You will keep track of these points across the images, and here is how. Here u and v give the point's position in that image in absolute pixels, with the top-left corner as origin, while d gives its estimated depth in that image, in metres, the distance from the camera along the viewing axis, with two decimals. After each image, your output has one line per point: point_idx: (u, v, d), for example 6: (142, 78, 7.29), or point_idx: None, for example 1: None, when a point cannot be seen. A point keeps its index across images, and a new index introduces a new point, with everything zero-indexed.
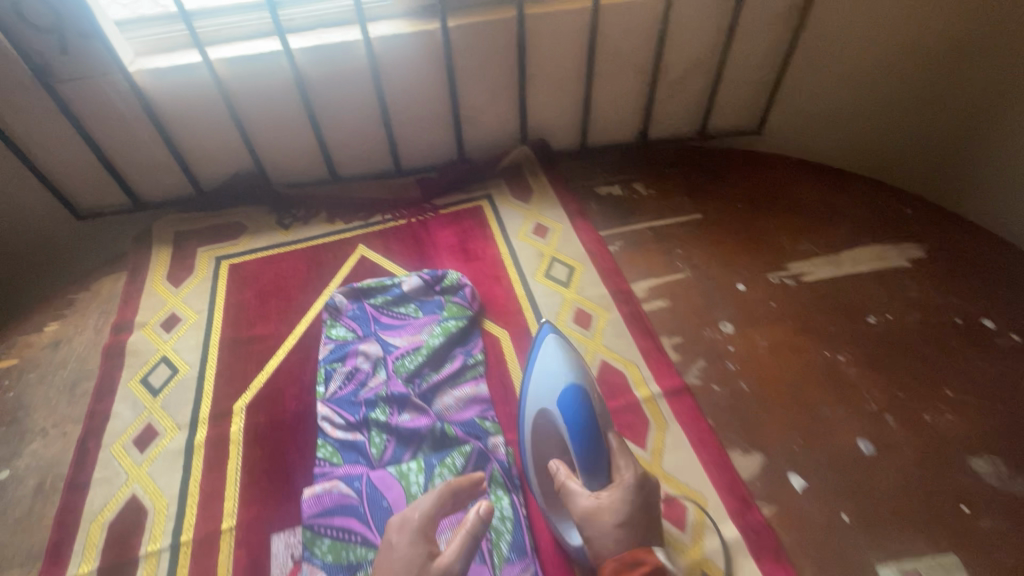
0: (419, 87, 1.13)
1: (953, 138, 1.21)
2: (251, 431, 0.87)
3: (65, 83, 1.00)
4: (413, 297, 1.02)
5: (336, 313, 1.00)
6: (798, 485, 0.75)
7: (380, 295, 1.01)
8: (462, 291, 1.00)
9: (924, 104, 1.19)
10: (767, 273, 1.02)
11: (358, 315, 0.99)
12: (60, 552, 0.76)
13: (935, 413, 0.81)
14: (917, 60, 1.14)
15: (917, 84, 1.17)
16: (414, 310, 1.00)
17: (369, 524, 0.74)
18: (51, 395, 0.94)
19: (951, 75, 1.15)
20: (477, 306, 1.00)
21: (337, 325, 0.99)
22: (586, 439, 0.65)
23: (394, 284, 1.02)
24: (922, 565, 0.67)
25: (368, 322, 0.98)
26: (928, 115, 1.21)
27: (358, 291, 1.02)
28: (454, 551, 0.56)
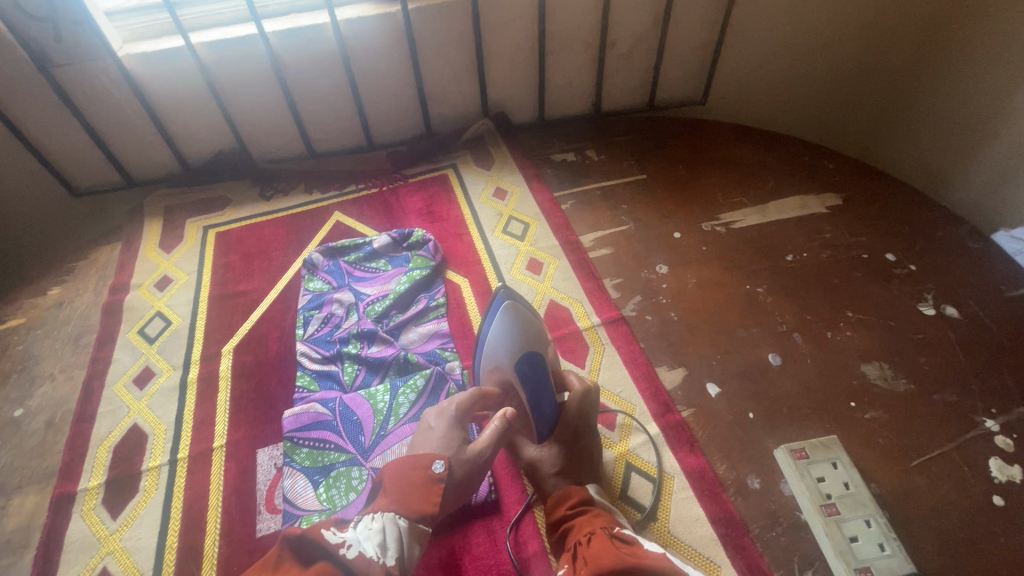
0: (385, 66, 1.23)
1: (881, 103, 1.31)
2: (238, 368, 0.98)
3: (60, 68, 1.09)
4: (383, 253, 1.12)
5: (314, 269, 1.11)
6: (713, 392, 0.88)
7: (352, 253, 1.12)
8: (427, 246, 1.11)
9: (853, 75, 1.29)
10: (700, 222, 1.14)
11: (332, 270, 1.10)
12: (72, 471, 0.87)
13: (836, 331, 0.93)
14: (844, 35, 1.22)
15: (850, 53, 1.25)
16: (383, 264, 1.10)
17: (341, 434, 0.86)
18: (58, 346, 1.05)
19: (876, 47, 1.23)
20: (440, 258, 1.12)
21: (315, 279, 1.09)
22: (538, 390, 0.76)
23: (366, 243, 1.12)
24: (809, 444, 0.80)
25: (342, 275, 1.09)
26: (858, 84, 1.30)
27: (333, 250, 1.12)
28: (483, 441, 0.70)
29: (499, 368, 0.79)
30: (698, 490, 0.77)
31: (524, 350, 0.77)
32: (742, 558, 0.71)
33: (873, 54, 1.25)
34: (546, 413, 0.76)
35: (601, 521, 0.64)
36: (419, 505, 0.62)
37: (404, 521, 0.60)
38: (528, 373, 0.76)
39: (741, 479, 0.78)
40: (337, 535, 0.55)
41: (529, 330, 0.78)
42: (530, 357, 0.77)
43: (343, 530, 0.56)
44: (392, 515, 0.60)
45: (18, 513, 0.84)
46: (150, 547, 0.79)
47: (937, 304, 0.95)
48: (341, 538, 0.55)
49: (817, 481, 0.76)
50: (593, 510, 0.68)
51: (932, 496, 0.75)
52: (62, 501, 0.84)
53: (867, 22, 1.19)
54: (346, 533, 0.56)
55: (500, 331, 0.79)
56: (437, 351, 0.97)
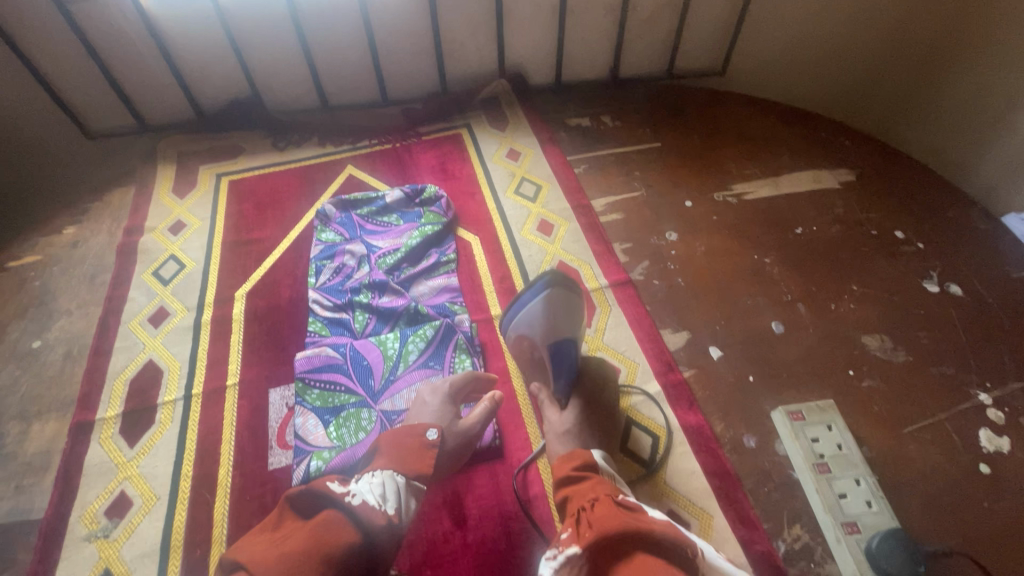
0: (404, 19, 1.22)
1: (899, 86, 1.28)
2: (251, 312, 1.00)
3: (76, 4, 1.08)
4: (395, 208, 1.13)
5: (326, 221, 1.11)
6: (715, 354, 0.90)
7: (365, 207, 1.12)
8: (440, 202, 1.12)
9: (874, 56, 1.26)
10: (712, 193, 1.14)
11: (345, 222, 1.10)
12: (90, 401, 0.89)
13: (840, 303, 0.95)
14: (867, 13, 1.20)
15: (870, 34, 1.23)
16: (395, 219, 1.11)
17: (351, 377, 0.88)
18: (74, 283, 1.07)
19: (898, 25, 1.20)
20: (452, 215, 1.12)
21: (327, 230, 1.10)
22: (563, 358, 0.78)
23: (378, 197, 1.12)
24: (806, 407, 0.82)
25: (354, 228, 1.10)
26: (879, 64, 1.27)
27: (346, 203, 1.12)
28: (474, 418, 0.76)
29: (531, 336, 0.80)
30: (695, 445, 0.80)
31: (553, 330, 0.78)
32: (734, 510, 0.74)
33: (893, 34, 1.22)
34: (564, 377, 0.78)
35: (603, 487, 0.62)
36: (417, 466, 0.64)
37: (401, 478, 0.61)
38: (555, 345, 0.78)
39: (738, 437, 0.81)
40: (341, 487, 0.57)
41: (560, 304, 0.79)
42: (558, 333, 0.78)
43: (345, 484, 0.58)
44: (390, 472, 0.62)
45: (38, 438, 0.87)
46: (166, 474, 0.82)
47: (941, 282, 0.96)
48: (345, 489, 0.57)
49: (811, 442, 0.79)
50: (594, 476, 0.65)
51: (920, 462, 0.77)
52: (81, 428, 0.87)
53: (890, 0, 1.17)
54: (349, 485, 0.58)
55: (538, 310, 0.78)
56: (448, 304, 0.98)
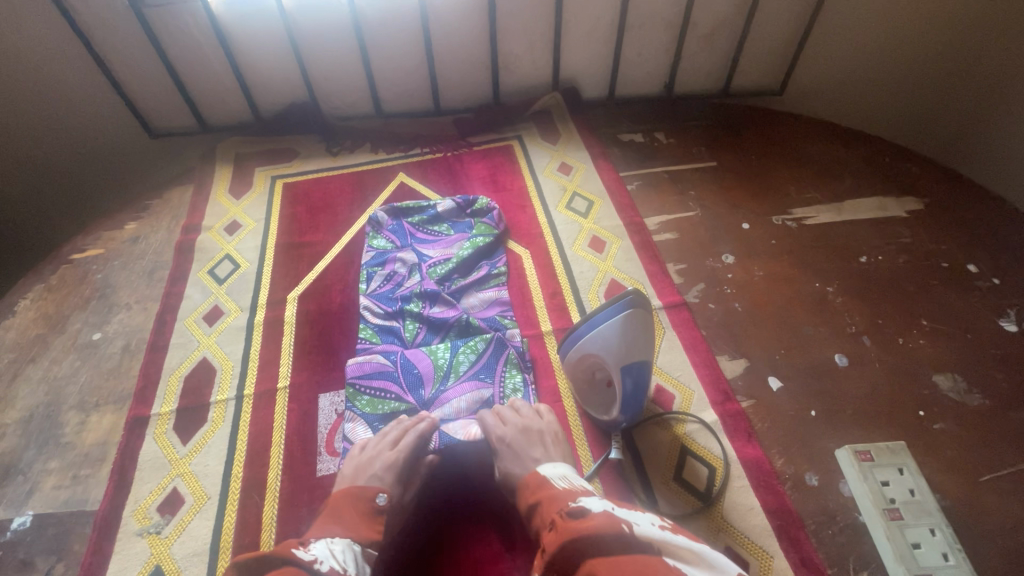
0: (462, 30, 1.23)
1: (968, 111, 1.22)
2: (302, 315, 1.01)
3: (152, 8, 1.12)
4: (445, 218, 1.13)
5: (378, 227, 1.12)
6: (774, 385, 0.86)
7: (416, 215, 1.13)
8: (491, 213, 1.12)
9: (941, 79, 1.22)
10: (770, 215, 1.11)
11: (396, 230, 1.11)
12: (146, 396, 0.91)
13: (909, 338, 0.91)
14: (938, 33, 1.17)
15: (938, 54, 1.19)
16: (446, 229, 1.11)
17: (401, 386, 0.88)
18: (133, 278, 1.10)
19: (968, 47, 1.17)
20: (503, 227, 1.12)
21: (379, 237, 1.10)
22: (638, 387, 0.71)
23: (430, 206, 1.13)
24: (874, 447, 0.78)
25: (405, 236, 1.10)
26: (947, 87, 1.22)
27: (397, 210, 1.13)
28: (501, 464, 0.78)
29: (601, 362, 0.69)
30: (754, 480, 0.76)
31: (633, 365, 0.68)
32: (796, 552, 0.71)
33: (962, 57, 1.18)
34: (637, 401, 0.73)
35: (555, 505, 0.62)
36: (367, 531, 0.67)
37: (358, 546, 0.64)
38: (632, 377, 0.69)
39: (799, 474, 0.77)
40: (307, 553, 0.60)
41: (640, 339, 0.67)
42: (637, 367, 0.69)
43: (311, 550, 0.61)
44: (349, 541, 0.64)
45: (95, 429, 0.89)
46: (216, 474, 0.83)
47: (1019, 321, 0.91)
48: (313, 555, 0.60)
49: (881, 485, 0.75)
50: (547, 492, 0.65)
51: (1000, 514, 0.73)
52: (136, 423, 0.88)
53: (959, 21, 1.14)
54: (314, 551, 0.61)
55: (615, 344, 0.66)
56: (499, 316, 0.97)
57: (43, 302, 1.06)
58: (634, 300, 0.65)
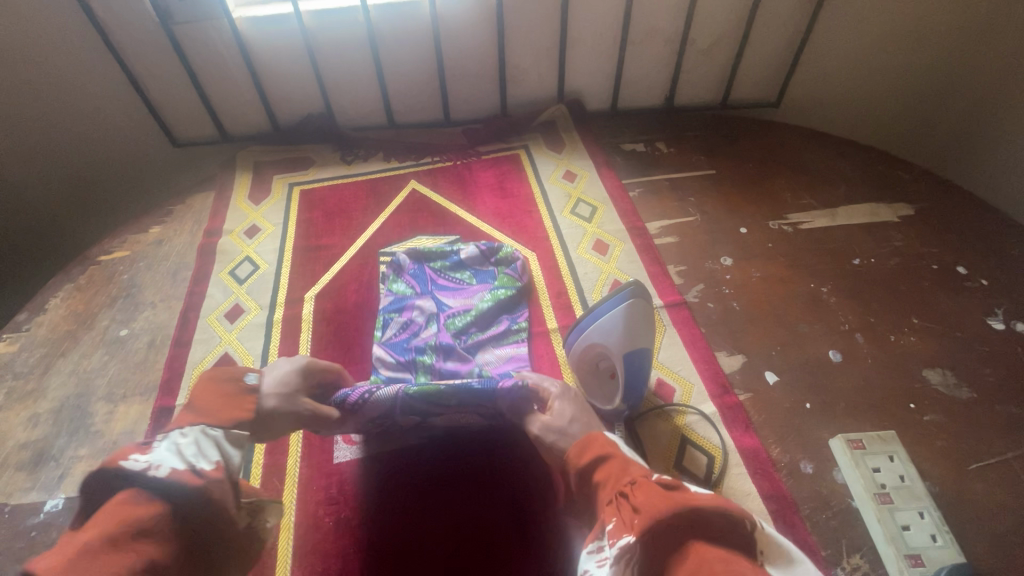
0: (472, 45, 1.29)
1: (959, 119, 1.24)
2: (319, 314, 1.06)
3: (180, 25, 1.19)
4: (468, 265, 1.09)
5: (399, 270, 1.08)
6: (771, 380, 0.90)
7: (439, 260, 1.09)
8: (515, 265, 1.08)
9: (929, 91, 1.26)
10: (767, 220, 1.15)
11: (417, 274, 1.07)
12: (171, 388, 0.96)
13: (900, 335, 0.94)
14: (924, 47, 1.21)
15: (926, 66, 1.23)
16: (468, 277, 1.07)
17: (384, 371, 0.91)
18: (157, 278, 1.15)
19: (953, 60, 1.20)
20: (526, 278, 1.08)
21: (398, 281, 1.07)
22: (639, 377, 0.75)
23: (453, 251, 1.09)
24: (866, 436, 0.82)
25: (426, 282, 1.06)
26: (940, 96, 1.25)
27: (421, 254, 1.09)
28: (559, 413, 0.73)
29: (604, 351, 0.73)
30: (751, 468, 0.80)
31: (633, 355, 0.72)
32: (791, 534, 0.74)
33: (948, 69, 1.22)
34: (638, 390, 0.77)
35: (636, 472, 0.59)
36: (222, 411, 0.60)
37: (215, 431, 0.57)
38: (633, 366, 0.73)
39: (795, 463, 0.81)
40: (140, 461, 0.50)
41: (641, 329, 0.71)
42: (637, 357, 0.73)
43: (144, 455, 0.51)
44: (202, 428, 0.57)
45: (123, 419, 0.93)
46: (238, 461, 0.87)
47: (1007, 320, 0.95)
48: (146, 462, 0.50)
49: (872, 472, 0.78)
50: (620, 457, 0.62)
51: (988, 500, 0.76)
52: (162, 412, 0.93)
53: (944, 35, 1.18)
54: (148, 456, 0.51)
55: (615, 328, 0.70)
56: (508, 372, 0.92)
57: (73, 300, 1.12)
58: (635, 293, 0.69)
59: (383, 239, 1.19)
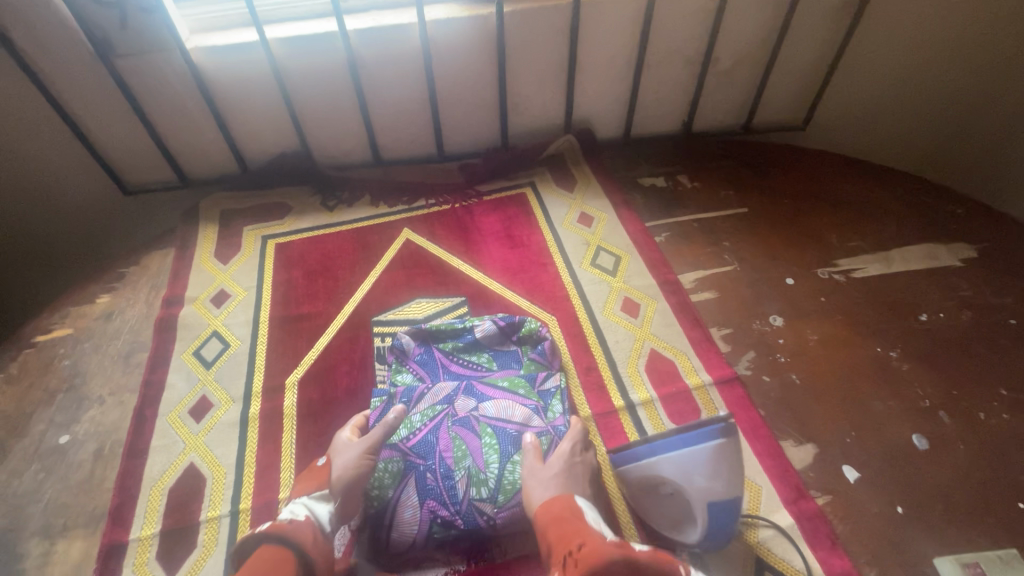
0: (469, 71, 1.13)
1: (992, 139, 1.17)
2: (304, 405, 0.89)
3: (123, 58, 1.00)
4: (485, 345, 0.89)
5: (403, 356, 0.88)
6: (851, 477, 0.76)
7: (450, 340, 0.89)
8: (541, 345, 0.89)
9: (971, 109, 1.16)
10: (815, 268, 1.02)
11: (425, 361, 0.87)
12: (123, 516, 0.78)
13: (990, 412, 0.81)
14: (968, 65, 1.10)
15: (969, 84, 1.13)
16: (487, 360, 0.88)
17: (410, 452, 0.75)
18: (106, 363, 0.96)
19: (998, 76, 1.11)
20: (556, 362, 0.90)
21: (403, 370, 0.87)
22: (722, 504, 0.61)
23: (466, 329, 0.89)
24: (983, 558, 0.69)
25: (437, 370, 0.86)
26: (971, 115, 1.17)
27: (427, 333, 0.90)
28: (562, 452, 0.70)
29: (672, 478, 0.60)
30: None
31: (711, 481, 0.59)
32: None
33: (992, 85, 1.12)
34: (723, 521, 0.62)
35: (589, 532, 0.58)
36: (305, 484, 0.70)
37: None
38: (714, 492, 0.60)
39: None
40: None
41: (719, 451, 0.59)
42: (717, 482, 0.60)
43: None
44: None
45: (62, 561, 0.75)
46: None
47: None
48: None
49: None
50: (579, 516, 0.61)
51: None
52: (112, 552, 0.75)
53: (991, 51, 1.08)
54: None
55: (708, 461, 0.59)
56: (552, 392, 0.84)
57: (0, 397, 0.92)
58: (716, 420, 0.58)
59: (376, 305, 1.02)
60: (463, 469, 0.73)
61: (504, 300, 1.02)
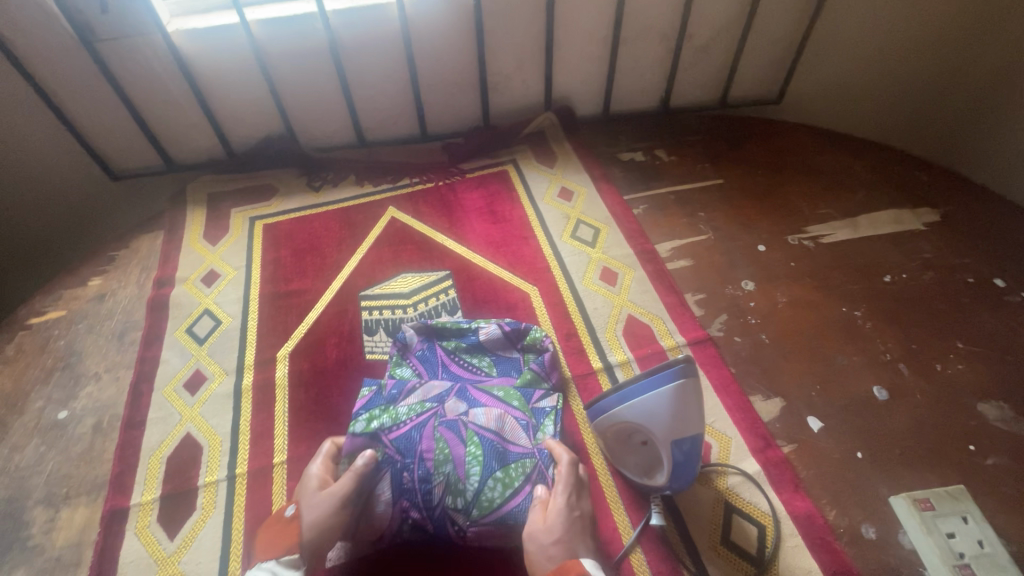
0: (449, 50, 1.15)
1: (958, 113, 1.18)
2: (296, 375, 0.92)
3: (104, 42, 1.01)
4: (489, 348, 0.90)
5: (405, 350, 0.89)
6: (815, 426, 0.81)
7: (453, 339, 0.90)
8: (543, 355, 0.87)
9: (934, 84, 1.18)
10: (786, 235, 1.06)
11: (426, 358, 0.88)
12: (124, 483, 0.81)
13: (947, 364, 0.86)
14: (932, 39, 1.13)
15: (932, 59, 1.15)
16: (487, 365, 0.88)
17: (397, 452, 0.73)
18: (101, 342, 0.99)
19: (960, 50, 1.12)
20: (555, 376, 0.87)
21: (403, 364, 0.87)
22: (685, 451, 0.65)
23: (471, 330, 0.89)
24: (934, 494, 0.74)
25: (436, 367, 0.87)
26: (934, 90, 1.19)
27: (430, 330, 0.90)
28: (559, 508, 0.66)
29: (638, 427, 0.64)
30: (808, 539, 0.71)
31: (673, 429, 0.62)
32: None
33: (954, 61, 1.14)
34: (688, 465, 0.66)
35: None
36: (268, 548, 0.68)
37: None
38: (678, 440, 0.64)
39: (855, 527, 0.72)
40: None
41: (681, 403, 0.61)
42: (680, 431, 0.63)
43: None
44: None
45: (67, 527, 0.78)
46: (210, 573, 0.74)
47: None
48: None
49: (946, 538, 0.70)
50: None
51: None
52: (114, 517, 0.78)
53: (952, 26, 1.10)
54: None
55: (665, 406, 0.61)
56: (545, 411, 0.82)
57: None
58: (679, 367, 0.61)
59: (363, 280, 1.05)
60: (442, 474, 0.71)
61: (487, 273, 1.05)
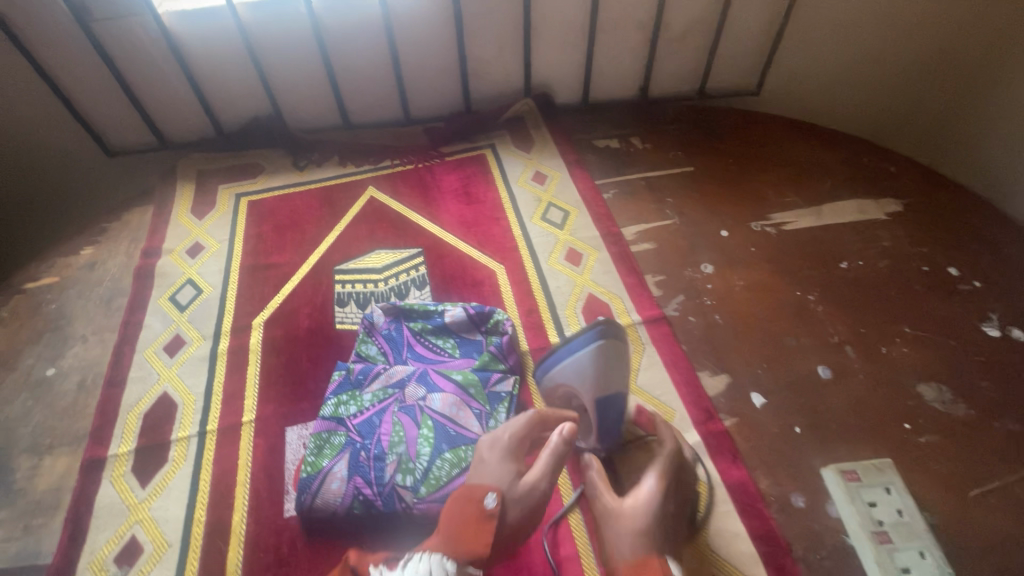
0: (429, 36, 1.18)
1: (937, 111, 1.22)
2: (268, 342, 0.97)
3: (98, 22, 1.06)
4: (454, 330, 0.93)
5: (372, 329, 0.93)
6: (757, 402, 0.84)
7: (420, 320, 0.93)
8: (503, 338, 0.90)
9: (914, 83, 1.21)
10: (750, 221, 1.08)
11: (392, 337, 0.92)
12: (103, 435, 0.87)
13: (892, 347, 0.89)
14: (909, 40, 1.15)
15: (911, 59, 1.18)
16: (451, 346, 0.92)
17: (357, 434, 0.79)
18: (89, 307, 1.04)
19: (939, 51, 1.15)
20: (513, 358, 0.90)
21: (369, 342, 0.92)
22: (609, 411, 0.73)
23: (437, 312, 0.92)
24: (862, 467, 0.77)
25: (401, 348, 0.91)
26: (913, 89, 1.22)
27: (399, 309, 0.94)
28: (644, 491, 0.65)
29: (569, 386, 0.74)
30: (739, 505, 0.75)
31: (593, 389, 0.71)
32: None
33: (932, 62, 1.17)
34: (611, 426, 0.74)
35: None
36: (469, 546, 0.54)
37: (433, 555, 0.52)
38: (600, 401, 0.72)
39: (785, 496, 0.75)
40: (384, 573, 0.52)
41: (601, 365, 0.71)
42: (601, 391, 0.72)
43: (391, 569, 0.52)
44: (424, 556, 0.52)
45: (48, 474, 0.84)
46: (178, 519, 0.79)
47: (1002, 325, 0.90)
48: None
49: (869, 507, 0.74)
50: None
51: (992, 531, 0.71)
52: (92, 465, 0.84)
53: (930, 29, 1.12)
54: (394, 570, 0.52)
55: (585, 365, 0.71)
56: (501, 396, 0.86)
57: None
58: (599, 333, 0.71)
59: (339, 255, 1.10)
60: (394, 454, 0.76)
61: (457, 251, 1.09)
